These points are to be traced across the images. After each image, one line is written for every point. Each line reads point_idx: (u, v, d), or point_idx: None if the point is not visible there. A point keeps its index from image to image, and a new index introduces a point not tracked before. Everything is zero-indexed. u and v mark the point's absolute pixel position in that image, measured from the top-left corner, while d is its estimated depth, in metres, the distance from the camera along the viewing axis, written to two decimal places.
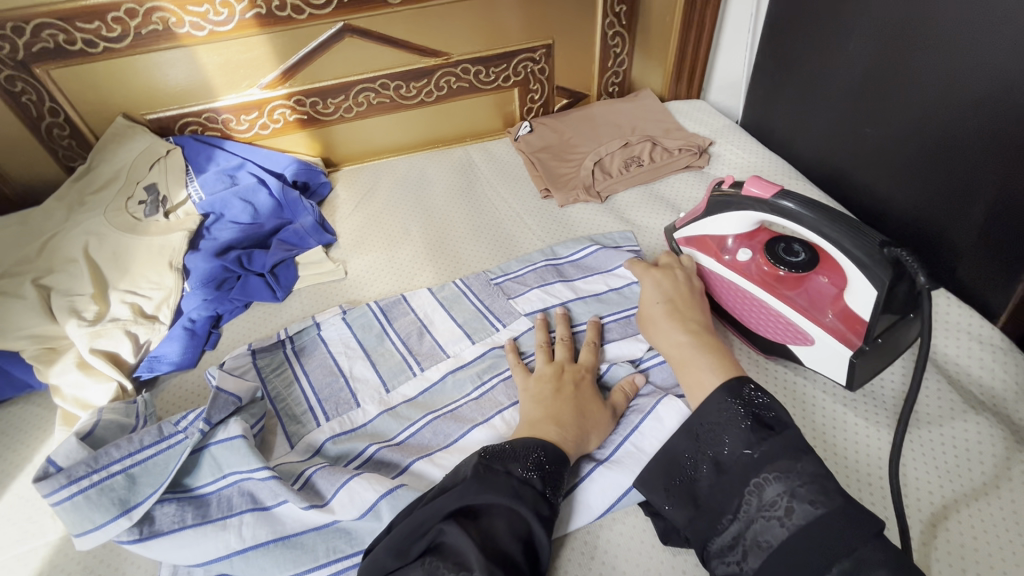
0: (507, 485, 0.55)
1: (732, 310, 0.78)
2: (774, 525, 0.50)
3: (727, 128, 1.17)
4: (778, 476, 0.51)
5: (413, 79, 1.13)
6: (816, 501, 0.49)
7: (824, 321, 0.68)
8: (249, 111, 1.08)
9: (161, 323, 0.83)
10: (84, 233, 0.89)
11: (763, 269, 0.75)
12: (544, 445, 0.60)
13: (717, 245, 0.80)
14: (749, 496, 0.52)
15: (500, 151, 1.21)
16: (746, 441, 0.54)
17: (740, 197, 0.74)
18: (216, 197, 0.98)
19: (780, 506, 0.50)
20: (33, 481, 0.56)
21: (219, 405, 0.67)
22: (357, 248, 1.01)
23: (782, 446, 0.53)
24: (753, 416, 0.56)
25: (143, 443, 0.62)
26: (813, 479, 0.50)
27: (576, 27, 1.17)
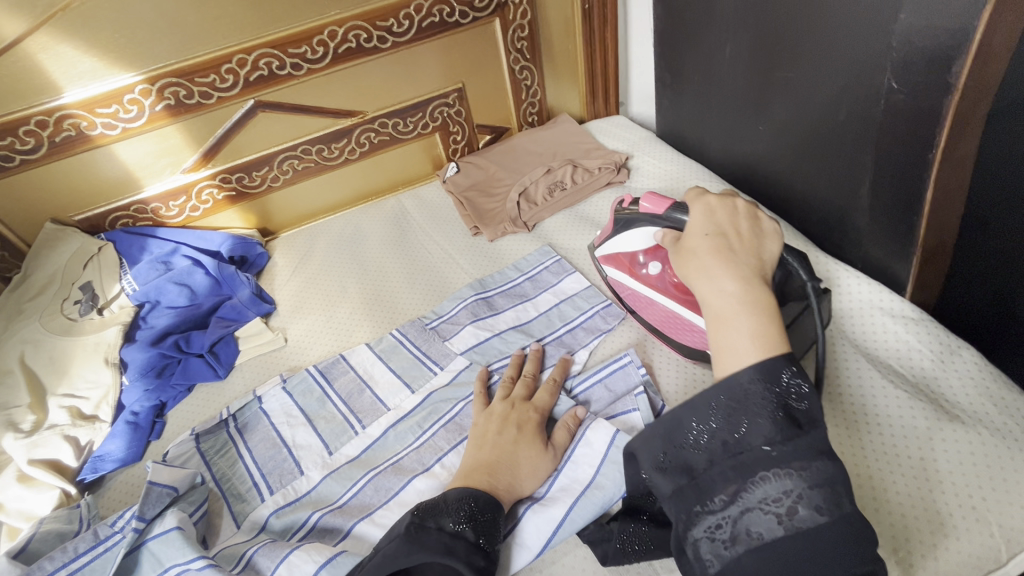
0: (438, 542, 0.55)
1: (654, 322, 0.82)
2: (769, 519, 0.47)
3: (644, 140, 1.21)
4: (787, 475, 0.47)
5: (333, 141, 1.16)
6: (823, 508, 0.47)
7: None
8: (177, 196, 1.10)
9: (102, 422, 0.84)
10: (20, 343, 0.90)
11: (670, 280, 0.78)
12: (475, 495, 0.61)
13: (630, 262, 0.83)
14: (752, 488, 0.48)
15: (431, 195, 1.24)
16: (768, 432, 0.48)
17: (638, 214, 0.77)
18: (150, 286, 1.00)
19: (783, 506, 0.47)
20: None
21: (153, 499, 0.67)
22: (296, 313, 1.02)
23: (805, 445, 0.48)
24: (785, 404, 0.49)
25: (78, 551, 0.63)
26: (822, 485, 0.47)
27: (484, 68, 1.21)
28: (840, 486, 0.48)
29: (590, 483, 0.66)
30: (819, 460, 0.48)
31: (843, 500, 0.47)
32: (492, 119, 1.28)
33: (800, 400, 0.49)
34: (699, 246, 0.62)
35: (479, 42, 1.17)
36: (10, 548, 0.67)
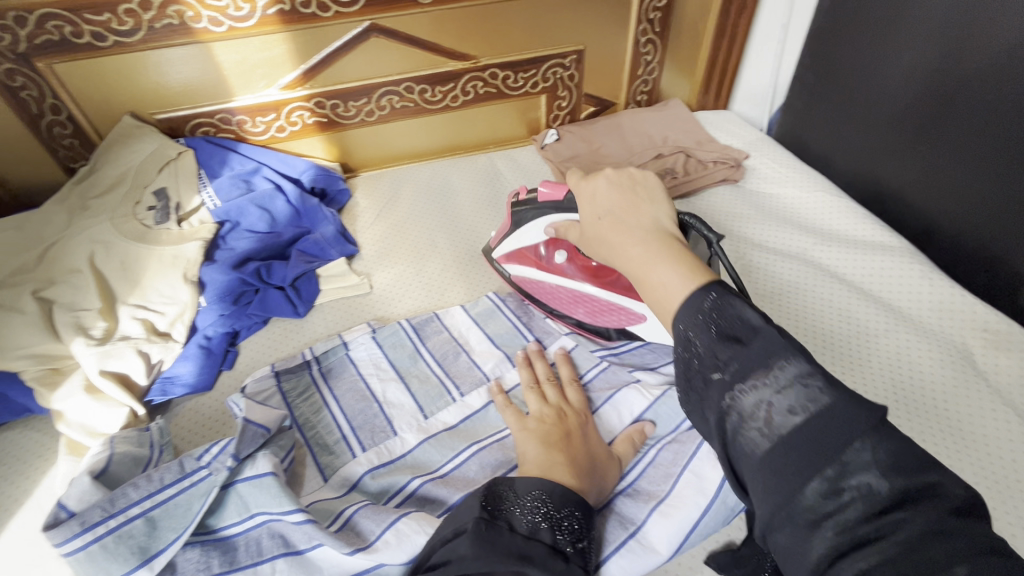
0: (512, 542, 0.48)
1: (559, 306, 0.82)
2: (751, 435, 0.40)
3: (761, 140, 1.14)
4: (755, 385, 0.41)
5: (438, 83, 1.08)
6: (796, 408, 0.39)
7: (636, 298, 0.75)
8: (265, 112, 1.02)
9: (175, 341, 0.77)
10: (89, 241, 0.83)
11: (579, 266, 0.79)
12: (548, 487, 0.54)
13: (531, 257, 0.82)
14: (725, 412, 0.42)
15: (526, 159, 1.17)
16: (717, 351, 0.43)
17: (536, 204, 0.77)
18: (232, 204, 0.92)
19: (760, 417, 0.40)
20: (43, 531, 0.51)
21: (248, 438, 0.61)
22: (383, 260, 0.95)
23: (761, 351, 0.42)
24: (725, 319, 0.44)
25: (164, 482, 0.57)
26: (794, 382, 0.40)
27: (609, 34, 1.13)
28: (814, 380, 0.40)
29: (722, 485, 0.59)
30: (783, 358, 0.41)
31: (819, 391, 0.39)
32: (601, 90, 1.21)
33: (746, 317, 0.44)
34: (599, 231, 0.59)
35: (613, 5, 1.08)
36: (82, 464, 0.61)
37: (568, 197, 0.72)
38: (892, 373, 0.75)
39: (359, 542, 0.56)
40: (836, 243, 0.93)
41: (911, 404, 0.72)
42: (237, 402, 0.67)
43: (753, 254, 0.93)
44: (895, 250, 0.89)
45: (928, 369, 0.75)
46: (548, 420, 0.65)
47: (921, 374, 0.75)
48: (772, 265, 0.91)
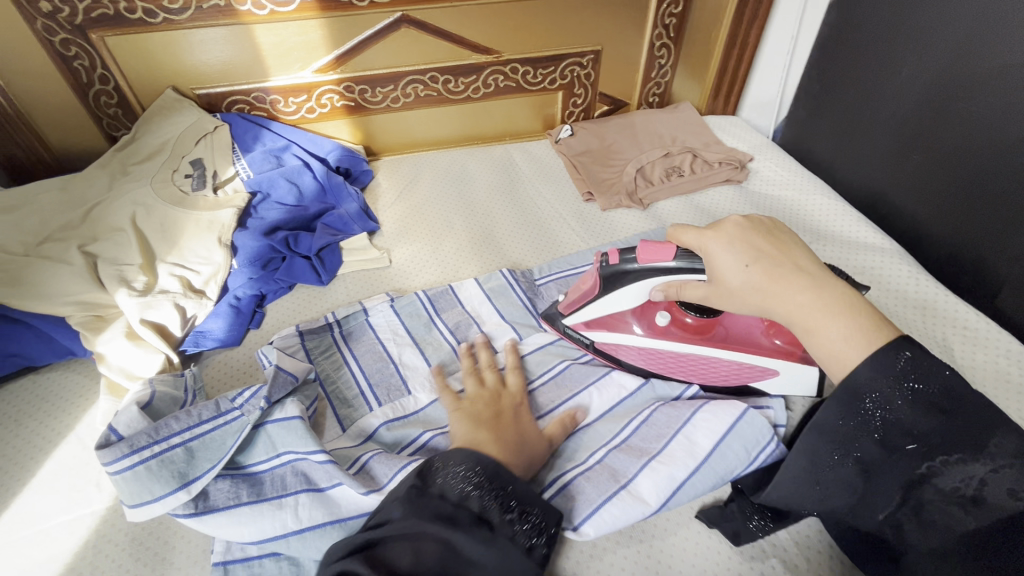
0: (436, 507, 0.49)
1: (670, 372, 0.77)
2: (956, 510, 0.43)
3: (766, 145, 1.20)
4: (961, 461, 0.43)
5: (462, 75, 1.13)
6: (1017, 491, 0.41)
7: (764, 351, 0.73)
8: (298, 94, 1.08)
9: (209, 298, 0.82)
10: (131, 203, 0.89)
11: (682, 325, 0.76)
12: (480, 459, 0.55)
13: (626, 323, 0.78)
14: (922, 485, 0.44)
15: (541, 151, 1.23)
16: (917, 423, 0.44)
17: (639, 268, 0.71)
18: (264, 176, 0.98)
19: (966, 493, 0.43)
20: (96, 449, 0.57)
21: (279, 384, 0.67)
22: (402, 237, 1.01)
23: (966, 424, 0.43)
24: (924, 386, 0.45)
25: (202, 418, 0.63)
26: (1012, 463, 0.42)
27: (626, 36, 1.18)
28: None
29: (711, 452, 0.64)
30: (993, 435, 0.43)
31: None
32: (616, 90, 1.27)
33: (939, 380, 0.45)
34: (748, 282, 0.58)
35: (631, 8, 1.14)
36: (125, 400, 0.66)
37: (676, 258, 0.67)
38: None
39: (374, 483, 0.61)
40: (830, 242, 0.98)
41: None
42: (265, 356, 0.73)
43: None
44: (886, 252, 0.95)
45: None
46: (481, 404, 0.67)
47: None
48: None
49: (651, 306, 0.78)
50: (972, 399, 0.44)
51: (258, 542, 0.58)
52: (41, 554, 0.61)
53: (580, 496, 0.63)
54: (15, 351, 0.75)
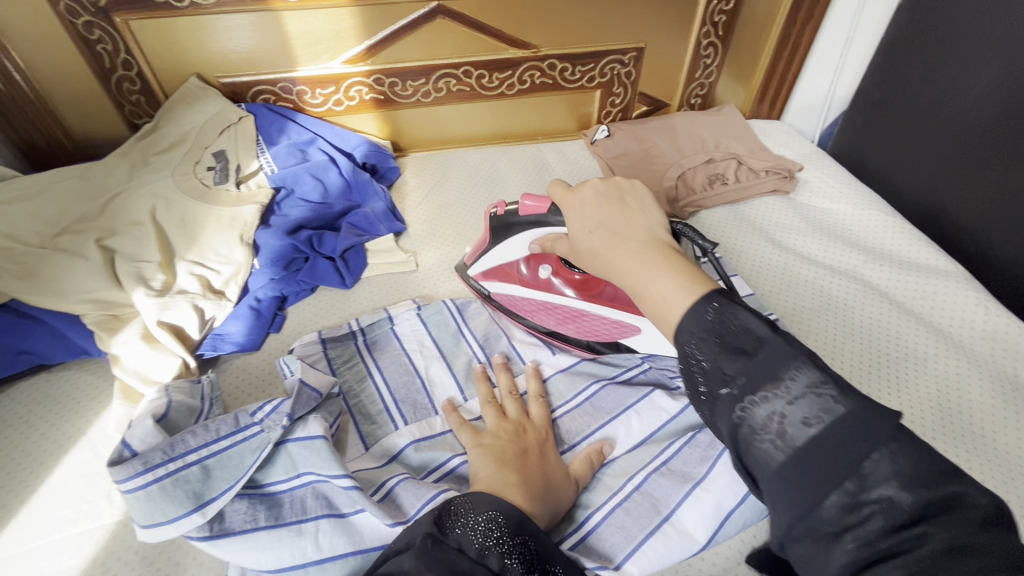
0: (451, 561, 0.44)
1: (561, 327, 0.79)
2: (765, 448, 0.39)
3: (816, 154, 1.13)
4: (765, 396, 0.40)
5: (497, 70, 1.08)
6: (811, 419, 0.38)
7: (625, 308, 0.76)
8: (326, 85, 1.03)
9: (228, 300, 0.78)
10: (151, 196, 0.85)
11: (570, 280, 0.79)
12: (505, 509, 0.49)
13: (517, 275, 0.81)
14: (737, 428, 0.41)
15: (575, 153, 1.17)
16: (723, 365, 0.42)
17: (519, 218, 0.74)
18: (289, 171, 0.94)
19: (773, 429, 0.39)
20: (109, 466, 0.54)
21: (303, 400, 0.63)
22: (429, 239, 0.96)
23: (769, 362, 0.41)
24: (729, 331, 0.43)
25: (220, 433, 0.59)
26: (806, 393, 0.39)
27: (671, 34, 1.12)
28: (827, 389, 0.39)
29: None
30: (792, 368, 0.40)
31: (834, 401, 0.39)
32: (656, 90, 1.20)
33: (749, 327, 0.42)
34: (591, 245, 0.55)
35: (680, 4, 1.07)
36: (140, 410, 0.63)
37: (551, 211, 0.70)
38: (938, 396, 0.74)
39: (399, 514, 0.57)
40: (888, 263, 0.91)
41: (958, 431, 0.71)
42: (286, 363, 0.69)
43: (799, 267, 0.92)
44: (951, 276, 0.88)
45: (975, 397, 0.74)
46: (501, 437, 0.62)
47: (968, 402, 0.74)
48: (819, 279, 0.90)
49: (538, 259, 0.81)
50: (774, 339, 0.41)
51: (277, 571, 0.54)
52: (47, 571, 0.58)
53: (618, 531, 0.58)
54: (27, 348, 0.73)
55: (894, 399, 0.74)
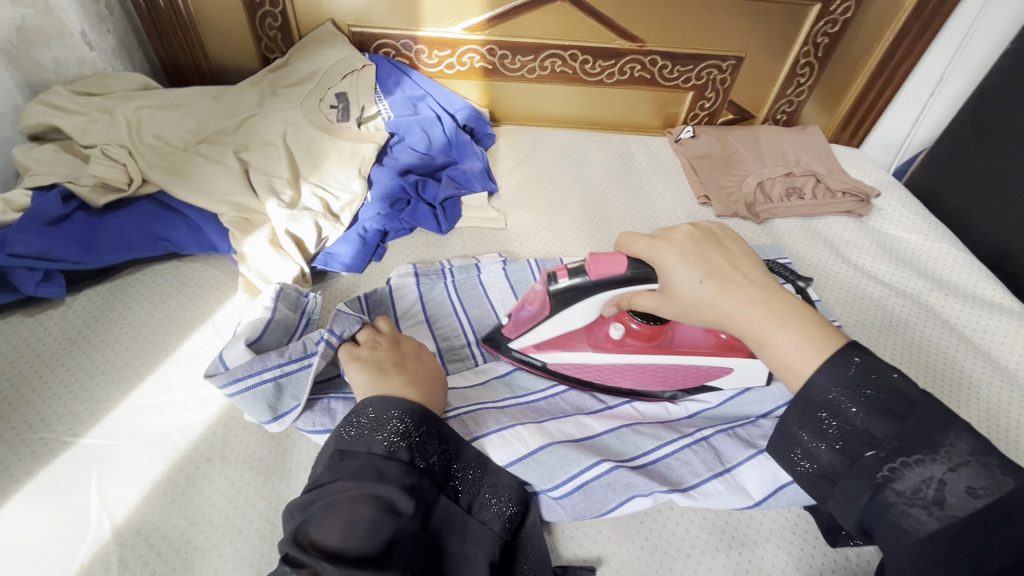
0: (368, 466, 0.51)
1: (627, 382, 0.74)
2: (920, 514, 0.44)
3: (892, 184, 1.16)
4: (921, 461, 0.45)
5: (602, 58, 1.14)
6: (977, 490, 0.43)
7: (708, 351, 0.73)
8: (443, 48, 1.11)
9: (342, 223, 0.87)
10: (283, 122, 0.94)
11: (635, 334, 0.73)
12: (403, 407, 0.56)
13: (580, 341, 0.74)
14: (889, 491, 0.46)
15: (658, 148, 1.23)
16: (871, 429, 0.47)
17: (587, 284, 0.64)
18: (403, 120, 1.02)
19: (927, 494, 0.44)
20: (207, 375, 0.60)
21: (343, 321, 0.67)
22: (518, 203, 1.03)
23: (919, 426, 0.46)
24: (881, 392, 0.47)
25: (291, 357, 0.64)
26: (970, 462, 0.44)
27: (773, 48, 1.16)
28: (992, 459, 0.44)
29: None
30: (950, 436, 0.45)
31: (1002, 473, 0.43)
32: (745, 101, 1.25)
33: (887, 380, 0.48)
34: (699, 295, 0.57)
35: (788, 20, 1.11)
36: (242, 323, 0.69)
37: (630, 269, 0.62)
38: (988, 418, 0.79)
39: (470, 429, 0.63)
40: (952, 293, 0.95)
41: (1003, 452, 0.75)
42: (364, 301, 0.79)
43: (866, 284, 0.96)
44: (1013, 315, 0.91)
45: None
46: (379, 342, 0.66)
47: (1017, 430, 0.77)
48: (884, 298, 0.94)
49: (601, 321, 0.74)
50: (924, 400, 0.46)
51: None
52: (178, 421, 0.66)
53: (685, 465, 0.64)
54: (166, 235, 0.82)
55: None
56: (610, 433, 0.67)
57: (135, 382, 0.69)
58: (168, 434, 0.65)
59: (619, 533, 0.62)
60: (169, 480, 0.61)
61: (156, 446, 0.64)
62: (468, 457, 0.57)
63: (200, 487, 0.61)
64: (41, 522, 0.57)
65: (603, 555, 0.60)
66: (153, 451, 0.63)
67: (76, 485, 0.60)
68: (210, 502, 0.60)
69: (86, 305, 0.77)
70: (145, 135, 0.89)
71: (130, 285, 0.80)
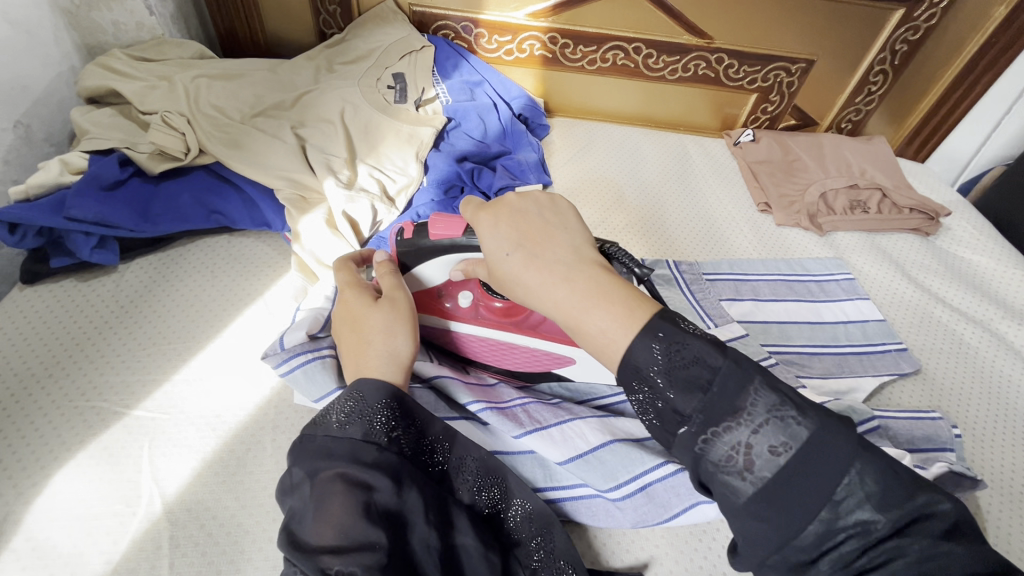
0: (322, 448, 0.47)
1: (475, 356, 0.72)
2: (735, 483, 0.41)
3: (962, 203, 1.11)
4: (727, 427, 0.41)
5: (666, 52, 1.10)
6: (778, 448, 0.40)
7: (564, 338, 0.68)
8: (504, 33, 1.07)
9: (397, 208, 0.85)
10: (341, 99, 0.92)
11: (490, 309, 0.70)
12: (350, 393, 0.50)
13: (440, 310, 0.70)
14: (700, 462, 0.42)
15: (716, 150, 1.19)
16: (680, 405, 0.43)
17: (428, 247, 0.63)
18: (461, 106, 0.99)
19: (738, 462, 0.40)
20: (262, 358, 0.60)
21: None
22: (573, 199, 1.00)
23: (726, 394, 0.42)
24: (683, 359, 0.43)
25: None
26: (767, 419, 0.41)
27: (847, 53, 1.10)
28: (788, 412, 0.41)
29: None
30: (749, 396, 0.41)
31: (796, 425, 0.40)
32: (810, 106, 1.21)
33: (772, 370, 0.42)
34: (507, 270, 0.49)
35: (867, 24, 1.06)
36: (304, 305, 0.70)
37: (465, 234, 0.60)
38: None
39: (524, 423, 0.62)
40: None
41: None
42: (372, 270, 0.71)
43: (932, 306, 0.92)
44: None
45: None
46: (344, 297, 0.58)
47: None
48: (953, 323, 0.90)
49: (457, 286, 0.70)
50: (731, 368, 0.42)
51: None
52: (229, 400, 0.65)
53: None
54: (219, 208, 0.80)
55: (1021, 452, 0.74)
56: None
57: (185, 356, 0.68)
58: (219, 412, 0.64)
59: (678, 549, 0.59)
60: (221, 460, 0.60)
61: (208, 424, 0.62)
62: (436, 431, 0.53)
63: (251, 469, 0.59)
64: (93, 493, 0.56)
65: (660, 568, 0.58)
66: (203, 429, 0.62)
67: (127, 458, 0.59)
68: (261, 486, 0.58)
69: (137, 274, 0.76)
70: (203, 104, 0.87)
71: (182, 257, 0.79)
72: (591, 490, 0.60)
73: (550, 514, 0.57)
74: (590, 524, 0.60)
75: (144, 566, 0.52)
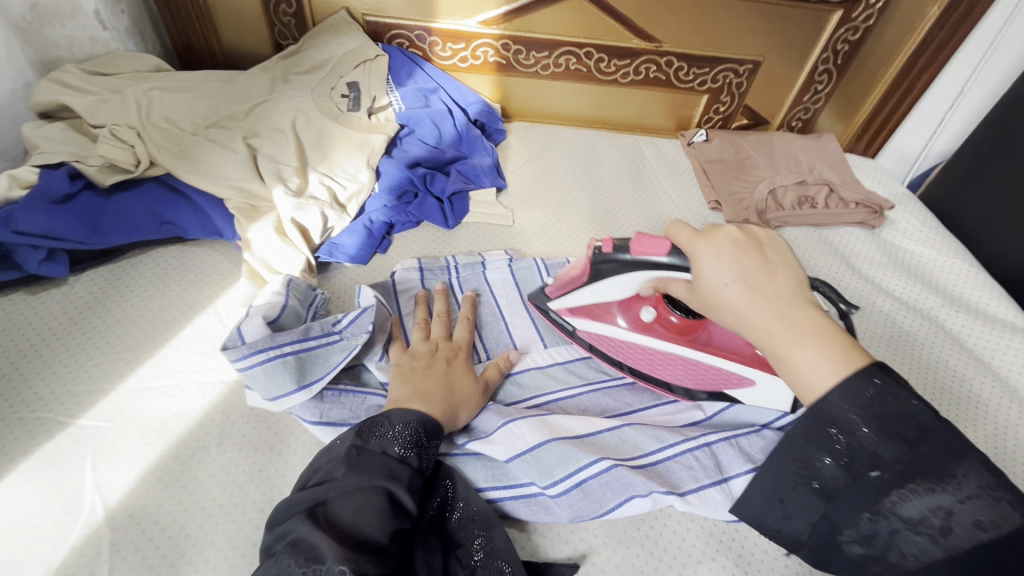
0: (381, 464, 0.53)
1: (664, 375, 0.74)
2: (919, 540, 0.45)
3: (907, 197, 1.14)
4: (919, 490, 0.45)
5: (617, 56, 1.13)
6: (985, 523, 0.43)
7: (743, 360, 0.72)
8: (457, 41, 1.10)
9: (348, 214, 0.86)
10: (293, 108, 0.93)
11: (667, 323, 0.74)
12: (422, 421, 0.58)
13: (612, 315, 0.76)
14: (885, 512, 0.47)
15: (670, 150, 1.22)
16: (879, 451, 0.47)
17: (626, 261, 0.67)
18: (413, 112, 1.01)
19: (932, 523, 0.44)
20: (223, 350, 0.60)
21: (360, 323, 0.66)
22: (526, 201, 1.02)
23: (937, 457, 0.45)
24: (890, 414, 0.47)
25: (309, 334, 0.65)
26: (981, 494, 0.43)
27: (792, 53, 1.14)
28: (1003, 495, 0.43)
29: None
30: (960, 468, 0.44)
31: (1011, 507, 0.43)
32: (760, 106, 1.24)
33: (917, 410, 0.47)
34: (725, 296, 0.56)
35: (808, 25, 1.09)
36: (261, 300, 0.70)
37: (670, 255, 0.63)
38: (994, 436, 0.78)
39: (472, 431, 0.66)
40: (962, 309, 0.94)
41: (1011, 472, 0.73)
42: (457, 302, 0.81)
43: (874, 296, 0.95)
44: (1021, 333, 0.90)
45: None
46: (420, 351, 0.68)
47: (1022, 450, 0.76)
48: (893, 312, 0.93)
49: (639, 301, 0.76)
50: (939, 433, 0.46)
51: None
52: (175, 407, 0.66)
53: (686, 469, 0.63)
54: (171, 219, 0.81)
55: None
56: (612, 432, 0.66)
57: (133, 365, 0.69)
58: (165, 418, 0.64)
59: (615, 539, 0.61)
60: (164, 465, 0.61)
61: (153, 430, 0.63)
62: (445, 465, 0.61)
63: (194, 473, 0.60)
64: (34, 502, 0.57)
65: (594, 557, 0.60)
66: (149, 435, 0.63)
67: (71, 466, 0.59)
68: (204, 489, 0.59)
69: (87, 286, 0.77)
70: (154, 117, 0.88)
71: (132, 268, 0.80)
72: (533, 487, 0.62)
73: (491, 514, 0.58)
74: (529, 521, 0.61)
75: (82, 572, 0.53)
